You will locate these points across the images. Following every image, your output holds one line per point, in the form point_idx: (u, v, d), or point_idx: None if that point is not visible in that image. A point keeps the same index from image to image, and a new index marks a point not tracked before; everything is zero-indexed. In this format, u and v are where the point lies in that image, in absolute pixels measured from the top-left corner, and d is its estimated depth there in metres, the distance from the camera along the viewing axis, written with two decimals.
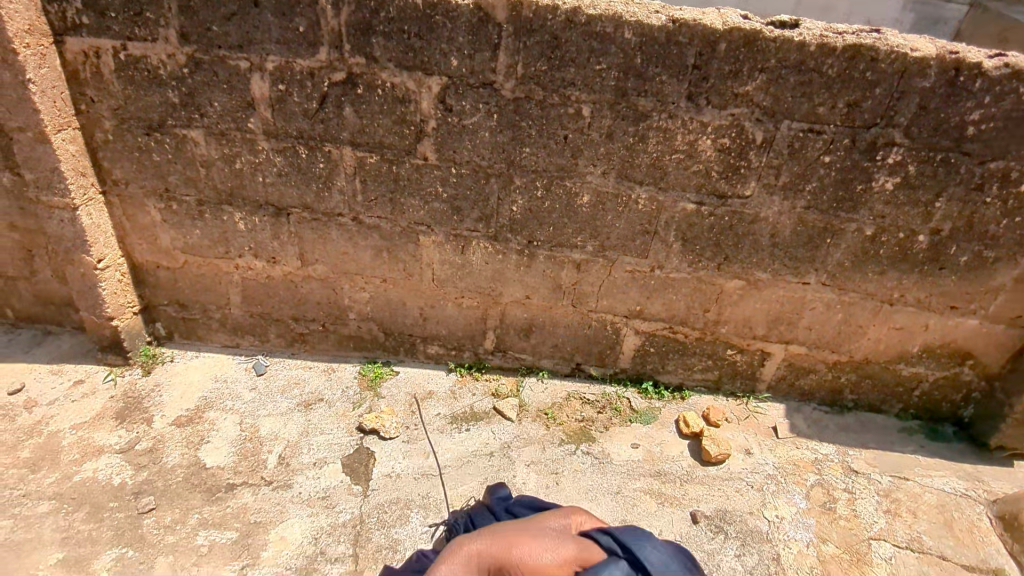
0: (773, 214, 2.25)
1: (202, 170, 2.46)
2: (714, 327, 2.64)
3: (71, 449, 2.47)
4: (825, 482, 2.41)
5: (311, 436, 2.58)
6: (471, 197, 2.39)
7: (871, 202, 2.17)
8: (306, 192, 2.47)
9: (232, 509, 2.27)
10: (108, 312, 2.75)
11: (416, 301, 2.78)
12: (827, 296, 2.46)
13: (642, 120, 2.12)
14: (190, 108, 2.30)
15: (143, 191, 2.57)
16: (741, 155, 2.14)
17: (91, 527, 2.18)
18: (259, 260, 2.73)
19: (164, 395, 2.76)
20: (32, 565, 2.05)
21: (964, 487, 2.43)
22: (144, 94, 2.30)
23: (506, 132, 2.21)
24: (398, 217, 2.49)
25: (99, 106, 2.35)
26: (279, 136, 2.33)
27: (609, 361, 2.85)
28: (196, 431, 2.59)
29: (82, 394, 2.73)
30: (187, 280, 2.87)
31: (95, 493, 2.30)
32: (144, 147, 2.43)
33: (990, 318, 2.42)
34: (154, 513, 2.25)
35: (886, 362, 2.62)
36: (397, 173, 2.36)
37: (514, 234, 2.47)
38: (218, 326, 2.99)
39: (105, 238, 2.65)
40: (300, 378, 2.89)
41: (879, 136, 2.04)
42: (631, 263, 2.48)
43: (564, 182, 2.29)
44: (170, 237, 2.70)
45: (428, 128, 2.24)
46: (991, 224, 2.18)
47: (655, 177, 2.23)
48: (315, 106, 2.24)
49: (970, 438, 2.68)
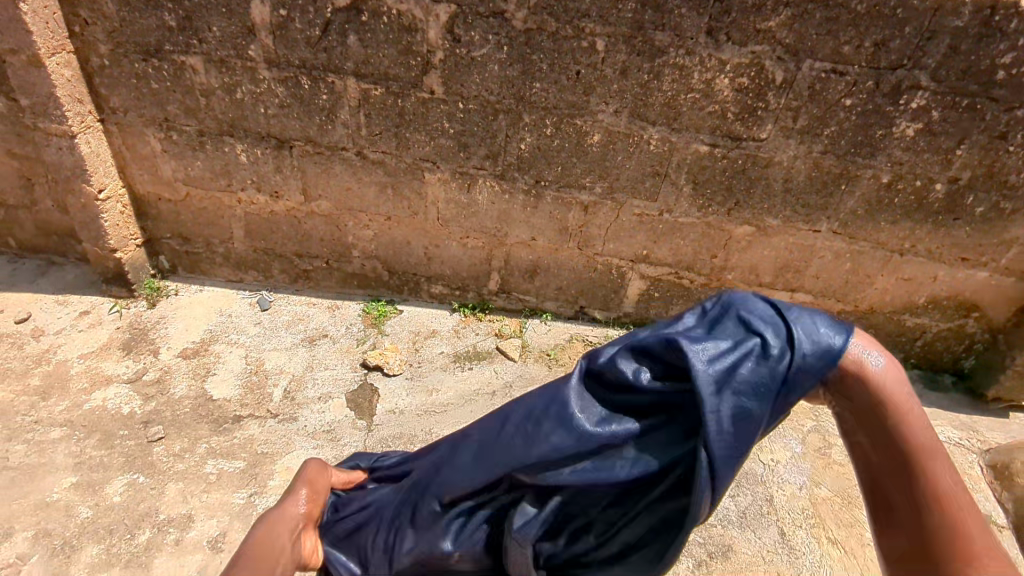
0: (788, 158, 2.19)
1: (201, 100, 2.39)
2: (719, 273, 2.63)
3: (80, 378, 2.50)
4: (821, 429, 2.45)
5: (315, 371, 2.62)
6: (479, 134, 2.32)
7: (890, 148, 2.11)
8: (309, 124, 2.40)
9: (239, 439, 2.33)
10: (111, 244, 2.74)
11: (421, 240, 2.76)
12: (837, 245, 2.43)
13: (658, 56, 2.03)
14: (188, 32, 2.21)
15: (142, 120, 2.50)
16: (759, 95, 2.06)
17: (103, 453, 2.24)
18: (261, 195, 2.69)
19: (170, 327, 2.78)
20: (47, 488, 2.11)
21: (958, 436, 2.47)
22: (139, 16, 2.20)
23: (515, 65, 2.13)
24: (403, 153, 2.43)
25: (93, 29, 2.26)
26: (280, 65, 2.25)
27: (612, 305, 2.85)
28: (202, 364, 2.62)
29: (88, 325, 2.74)
30: (189, 214, 2.84)
31: (105, 421, 2.35)
32: (141, 74, 2.36)
33: (1000, 271, 2.40)
34: (163, 442, 2.30)
35: (891, 312, 2.62)
36: (403, 107, 2.29)
37: (522, 173, 2.42)
38: (222, 260, 2.98)
39: (104, 168, 2.60)
40: (304, 314, 2.90)
41: (904, 79, 1.96)
42: (640, 207, 2.44)
43: (574, 120, 2.23)
44: (171, 168, 2.65)
45: (435, 60, 2.15)
46: (1011, 174, 2.12)
47: (669, 117, 2.16)
48: (318, 33, 2.15)
49: (967, 389, 2.71)
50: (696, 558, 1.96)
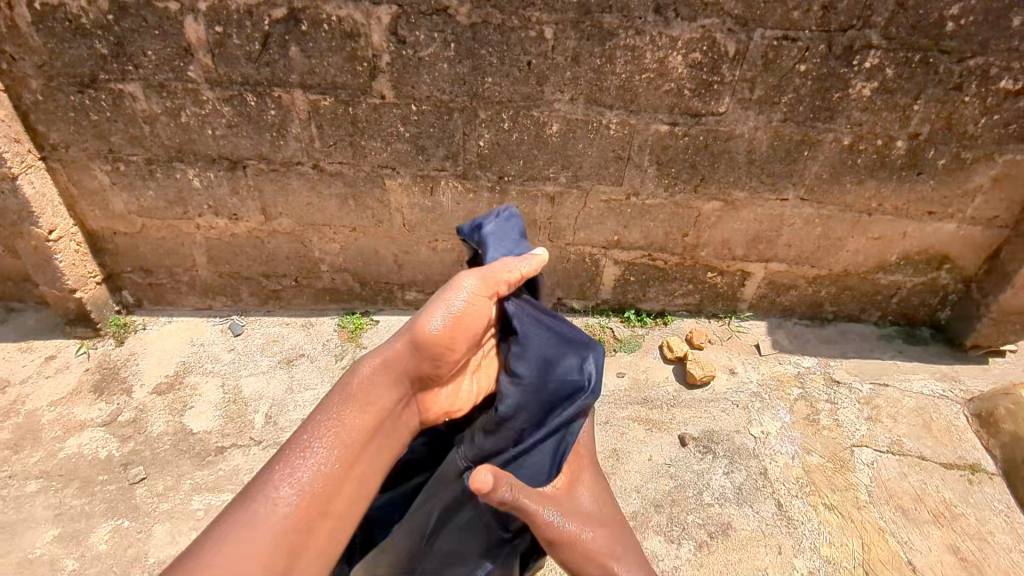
0: (749, 129, 2.18)
1: (145, 127, 2.30)
2: (693, 251, 2.62)
3: (51, 427, 2.42)
4: (808, 396, 2.45)
5: (296, 393, 2.56)
6: (435, 134, 2.27)
7: (849, 109, 2.10)
8: (260, 142, 2.33)
9: (224, 471, 2.27)
10: (69, 284, 2.64)
11: (390, 248, 2.71)
12: (806, 211, 2.42)
13: (608, 38, 1.99)
14: (122, 59, 2.12)
15: (86, 154, 2.40)
16: (714, 69, 2.03)
17: (83, 502, 2.17)
18: (221, 218, 2.61)
19: (140, 364, 2.70)
20: (28, 544, 2.04)
21: (941, 388, 2.50)
22: (69, 47, 2.10)
23: (465, 62, 2.07)
24: (360, 161, 2.37)
25: (22, 64, 2.15)
26: (223, 84, 2.17)
27: (590, 293, 2.83)
28: (178, 398, 2.54)
29: (54, 371, 2.65)
30: (148, 245, 2.75)
31: (83, 468, 2.28)
32: (78, 107, 2.26)
33: (968, 221, 2.41)
34: (146, 482, 2.23)
35: (865, 273, 2.63)
36: (355, 115, 2.23)
37: (484, 170, 2.37)
38: (188, 289, 2.90)
39: (53, 207, 2.51)
40: (279, 335, 2.84)
41: (856, 39, 1.94)
42: (606, 192, 2.41)
43: (531, 112, 2.18)
44: (123, 201, 2.56)
45: (382, 63, 2.09)
46: (969, 124, 2.12)
47: (626, 100, 2.13)
48: (258, 47, 2.07)
49: (946, 340, 2.75)
50: (696, 539, 1.96)
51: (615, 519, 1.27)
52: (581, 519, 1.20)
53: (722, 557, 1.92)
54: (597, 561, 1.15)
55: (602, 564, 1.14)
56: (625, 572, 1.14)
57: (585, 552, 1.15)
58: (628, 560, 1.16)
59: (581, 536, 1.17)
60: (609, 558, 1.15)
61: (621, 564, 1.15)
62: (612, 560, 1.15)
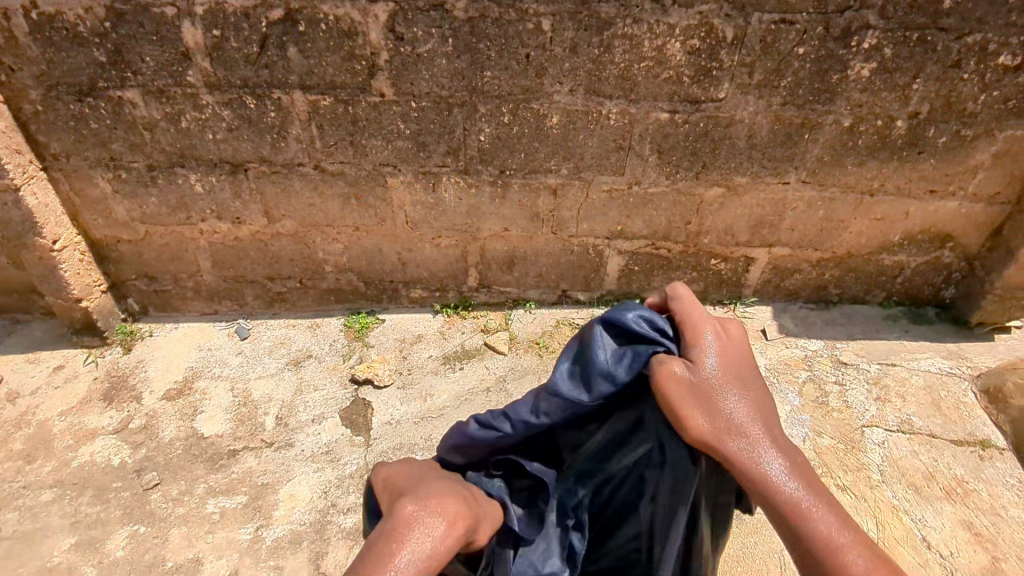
0: (749, 114, 2.18)
1: (146, 134, 2.30)
2: (696, 239, 2.62)
3: (63, 436, 2.42)
4: (816, 378, 2.46)
5: (305, 393, 2.57)
6: (436, 131, 2.27)
7: (848, 91, 2.10)
8: (261, 144, 2.33)
9: (238, 474, 2.27)
10: (74, 293, 2.65)
11: (393, 245, 2.71)
12: (807, 194, 2.43)
13: (606, 28, 1.99)
14: (121, 66, 2.12)
15: (87, 163, 2.41)
16: (712, 55, 2.04)
17: (99, 509, 2.18)
18: (224, 223, 2.62)
19: (149, 370, 2.70)
20: (46, 553, 2.05)
21: (949, 365, 2.51)
22: (67, 56, 2.10)
23: (463, 57, 2.08)
24: (361, 160, 2.37)
25: (21, 75, 2.15)
26: (222, 88, 2.17)
27: (594, 285, 2.84)
28: (188, 403, 2.55)
29: (63, 380, 2.66)
30: (152, 251, 2.75)
31: (97, 475, 2.28)
32: (78, 116, 2.26)
33: (969, 198, 2.42)
34: (160, 488, 2.24)
35: (869, 254, 2.64)
36: (355, 114, 2.23)
37: (485, 165, 2.38)
38: (193, 294, 2.91)
39: (56, 217, 2.51)
40: (285, 337, 2.84)
41: (854, 20, 1.94)
42: (608, 182, 2.41)
43: (531, 105, 2.19)
44: (126, 208, 2.56)
45: (381, 61, 2.09)
46: (969, 101, 2.13)
47: (625, 88, 2.13)
48: (256, 49, 2.07)
49: (951, 318, 2.76)
50: None
51: (759, 393, 1.28)
52: (724, 372, 1.28)
53: (737, 540, 1.94)
54: (723, 440, 1.18)
55: (754, 464, 1.14)
56: (772, 464, 1.13)
57: (735, 453, 1.16)
58: (788, 468, 1.13)
59: (727, 418, 1.21)
60: (741, 441, 1.17)
61: (729, 401, 1.23)
62: (767, 458, 1.14)
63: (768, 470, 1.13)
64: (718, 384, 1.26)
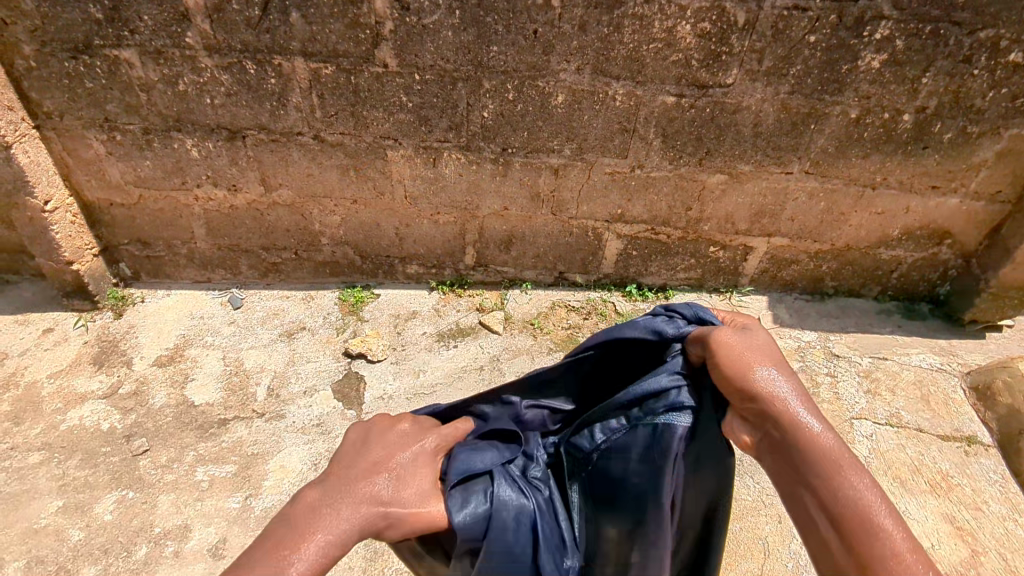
0: (756, 101, 2.16)
1: (142, 95, 2.25)
2: (695, 225, 2.61)
3: (52, 399, 2.41)
4: (807, 369, 2.48)
5: (297, 365, 2.56)
6: (439, 105, 2.24)
7: (857, 82, 2.09)
8: (260, 111, 2.29)
9: (228, 443, 2.27)
10: (66, 256, 2.61)
11: (391, 220, 2.68)
12: (810, 185, 2.42)
13: (617, 7, 1.96)
14: (118, 23, 2.07)
15: (81, 122, 2.35)
16: (723, 39, 2.00)
17: (88, 473, 2.17)
18: (219, 190, 2.58)
19: (140, 336, 2.68)
20: (33, 515, 2.04)
21: (939, 362, 2.53)
22: (62, 11, 2.05)
23: (470, 30, 2.03)
24: (362, 132, 2.34)
25: (14, 29, 2.09)
26: (222, 51, 2.12)
27: (592, 268, 2.83)
28: (179, 370, 2.54)
29: (53, 343, 2.63)
30: (145, 216, 2.71)
31: (86, 439, 2.27)
32: (73, 74, 2.21)
33: (970, 196, 2.42)
34: (149, 454, 2.23)
35: (867, 248, 2.64)
36: (356, 84, 2.19)
37: (488, 142, 2.35)
38: (186, 261, 2.87)
39: (48, 176, 2.46)
40: (279, 308, 2.82)
41: (867, 9, 1.91)
42: (610, 164, 2.39)
43: (536, 82, 2.15)
44: (120, 171, 2.52)
45: (385, 31, 2.05)
46: (977, 98, 2.12)
47: (633, 70, 2.10)
48: (258, 13, 2.02)
49: (944, 315, 2.78)
50: None
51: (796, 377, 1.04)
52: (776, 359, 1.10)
53: None
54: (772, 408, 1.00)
55: (794, 425, 0.97)
56: (810, 424, 0.96)
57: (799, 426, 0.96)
58: (828, 439, 0.94)
59: (765, 384, 1.02)
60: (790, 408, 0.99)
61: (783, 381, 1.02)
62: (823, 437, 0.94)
63: (810, 440, 0.94)
64: (774, 360, 1.07)
